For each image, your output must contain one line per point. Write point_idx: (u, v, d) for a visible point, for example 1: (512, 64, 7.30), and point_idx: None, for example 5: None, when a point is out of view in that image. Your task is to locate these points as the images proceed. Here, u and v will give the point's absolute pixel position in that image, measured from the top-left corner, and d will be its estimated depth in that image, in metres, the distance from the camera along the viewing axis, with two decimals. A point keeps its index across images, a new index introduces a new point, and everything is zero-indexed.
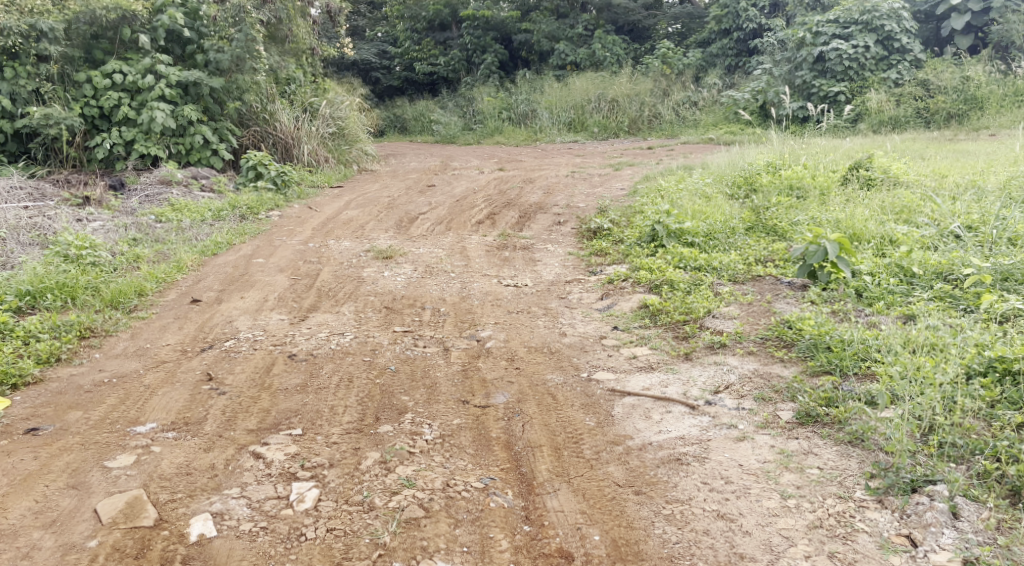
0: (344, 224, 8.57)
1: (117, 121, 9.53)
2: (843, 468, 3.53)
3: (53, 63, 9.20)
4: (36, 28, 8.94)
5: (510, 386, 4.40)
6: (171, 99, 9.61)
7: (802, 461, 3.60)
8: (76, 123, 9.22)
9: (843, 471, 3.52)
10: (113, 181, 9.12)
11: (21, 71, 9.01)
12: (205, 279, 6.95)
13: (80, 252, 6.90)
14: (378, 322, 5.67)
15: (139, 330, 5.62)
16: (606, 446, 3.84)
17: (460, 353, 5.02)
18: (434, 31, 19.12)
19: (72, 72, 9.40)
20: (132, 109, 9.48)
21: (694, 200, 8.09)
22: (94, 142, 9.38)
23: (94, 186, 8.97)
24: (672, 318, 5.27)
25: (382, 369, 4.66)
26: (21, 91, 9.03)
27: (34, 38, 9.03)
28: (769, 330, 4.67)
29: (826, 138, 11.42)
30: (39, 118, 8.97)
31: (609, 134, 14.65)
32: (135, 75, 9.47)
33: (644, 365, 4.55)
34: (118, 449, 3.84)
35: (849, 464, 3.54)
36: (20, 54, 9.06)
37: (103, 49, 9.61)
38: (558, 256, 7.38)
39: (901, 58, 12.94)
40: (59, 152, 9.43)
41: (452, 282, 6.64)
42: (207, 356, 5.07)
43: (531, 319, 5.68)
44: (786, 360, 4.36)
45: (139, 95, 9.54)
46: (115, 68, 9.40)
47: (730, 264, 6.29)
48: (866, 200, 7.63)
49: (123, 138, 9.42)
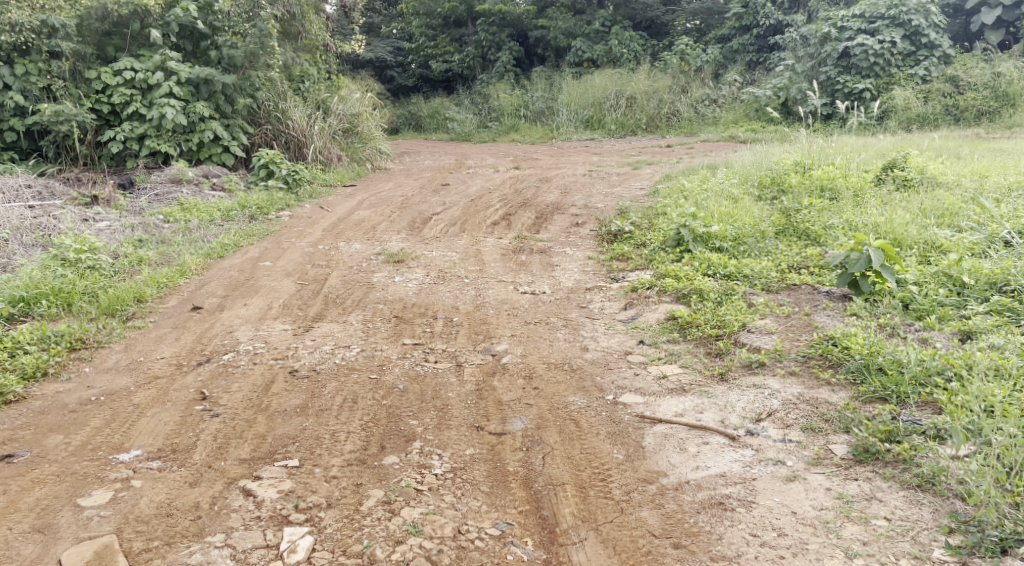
0: (355, 225, 8.22)
1: (127, 118, 9.23)
2: (914, 519, 3.15)
3: (65, 60, 8.90)
4: (48, 24, 8.66)
5: (529, 409, 4.02)
6: (182, 97, 9.27)
7: (865, 509, 3.22)
8: (87, 119, 8.94)
9: (914, 523, 3.13)
10: (122, 179, 8.80)
11: (32, 68, 8.73)
12: (209, 284, 6.62)
13: (79, 255, 6.52)
14: (386, 334, 5.30)
15: (134, 341, 5.26)
16: (637, 484, 3.47)
17: (474, 370, 4.65)
18: (449, 27, 18.77)
19: (84, 69, 9.08)
20: (144, 106, 9.18)
21: (721, 202, 7.68)
22: (104, 137, 9.10)
23: (101, 185, 8.66)
24: (703, 332, 4.87)
25: (389, 389, 4.28)
26: (33, 88, 8.75)
27: (45, 34, 8.75)
28: (813, 347, 4.27)
29: (856, 137, 10.94)
30: (50, 116, 8.68)
31: (627, 132, 14.22)
32: (146, 72, 9.15)
33: (675, 387, 4.16)
34: (95, 482, 3.50)
35: (921, 514, 3.16)
36: (32, 51, 8.79)
37: (115, 46, 9.30)
38: (577, 261, 7.01)
39: (929, 53, 12.43)
40: (70, 149, 9.15)
41: (466, 289, 6.27)
42: (204, 372, 4.71)
43: (550, 331, 5.29)
44: (833, 383, 3.96)
45: (149, 93, 9.22)
46: (125, 65, 9.09)
47: (763, 271, 5.90)
48: (904, 202, 7.19)
49: (133, 133, 9.13)
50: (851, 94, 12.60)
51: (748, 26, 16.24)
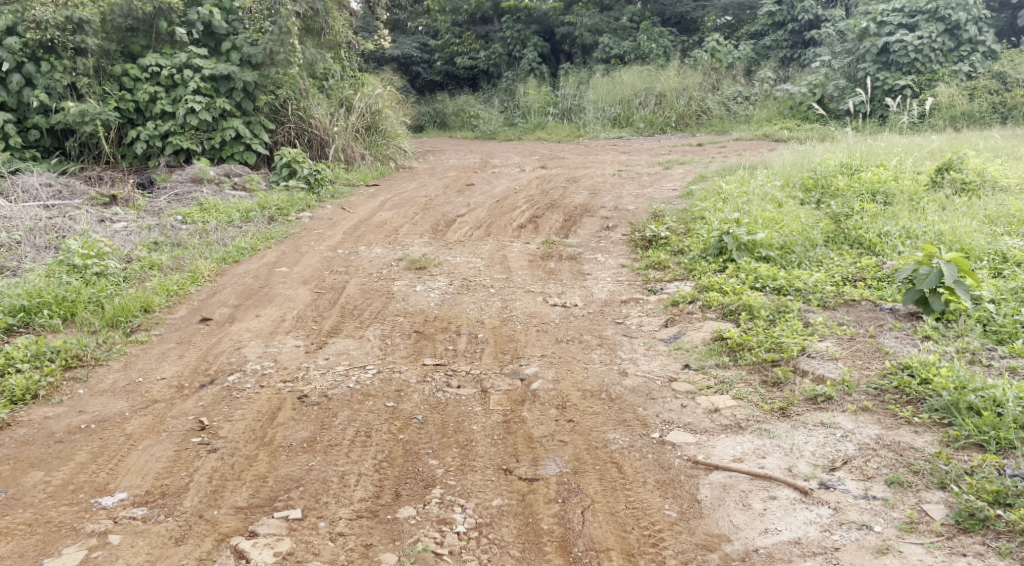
0: (376, 227, 7.80)
1: (150, 115, 8.89)
2: None
3: (90, 57, 8.57)
4: (73, 20, 8.31)
5: (564, 449, 3.57)
6: (205, 94, 8.91)
7: None
8: (112, 118, 8.58)
9: None
10: (142, 178, 8.48)
11: (56, 65, 8.39)
12: (221, 291, 6.21)
13: (86, 261, 6.14)
14: (406, 352, 4.86)
15: (134, 359, 4.84)
16: (695, 551, 3.02)
17: (502, 397, 4.20)
18: (475, 24, 18.33)
19: (108, 65, 8.74)
20: (167, 104, 8.82)
21: (764, 205, 7.14)
22: (127, 137, 8.77)
23: (120, 184, 8.32)
24: (757, 357, 4.38)
25: (406, 421, 3.84)
26: (57, 86, 8.40)
27: (70, 31, 8.39)
28: (886, 378, 3.86)
29: (904, 136, 10.34)
30: (74, 114, 8.35)
31: (656, 130, 13.70)
32: (170, 69, 8.80)
33: (730, 424, 3.72)
34: (69, 536, 3.13)
35: None
36: (57, 47, 8.44)
37: (138, 43, 8.97)
38: (610, 268, 6.52)
39: (972, 49, 11.76)
40: (93, 147, 8.81)
41: (491, 300, 5.82)
42: (206, 396, 4.27)
43: (585, 350, 4.83)
44: (915, 423, 3.52)
45: (174, 90, 8.88)
46: (150, 62, 8.75)
47: (817, 284, 5.40)
48: (965, 208, 6.66)
49: (156, 132, 8.79)
50: (889, 92, 12.00)
51: (782, 22, 15.62)
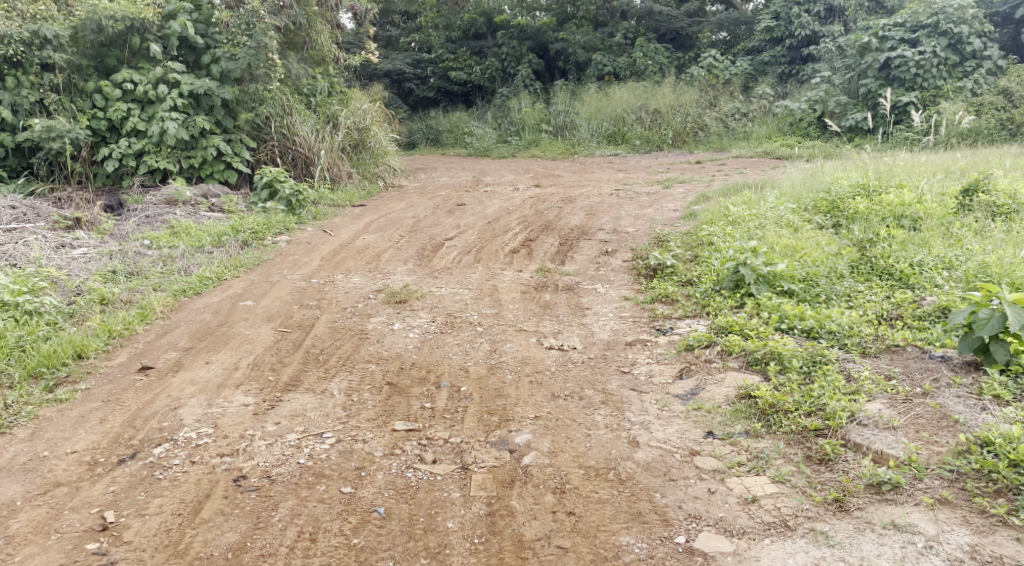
0: (359, 253, 7.02)
1: (126, 133, 8.06)
2: None
3: (59, 73, 7.80)
4: (40, 35, 7.55)
5: (564, 561, 3.03)
6: (183, 110, 8.09)
7: None
8: (83, 136, 7.79)
9: None
10: (112, 201, 7.68)
11: (24, 80, 7.63)
12: (174, 331, 5.38)
13: (17, 297, 5.27)
14: (373, 414, 4.03)
15: (45, 425, 4.05)
16: None
17: (486, 478, 3.44)
18: (469, 40, 17.58)
19: (80, 81, 7.95)
20: (144, 121, 7.99)
21: (779, 231, 6.34)
22: (100, 156, 7.93)
23: (86, 206, 7.52)
24: (796, 424, 3.56)
25: (364, 515, 3.24)
26: (24, 103, 7.64)
27: (37, 46, 7.64)
28: (962, 458, 3.22)
29: (915, 155, 9.55)
30: (41, 132, 7.56)
31: (652, 147, 12.96)
32: (147, 84, 7.95)
33: (774, 522, 3.13)
34: None
35: None
36: (23, 63, 7.69)
37: (114, 57, 8.11)
38: (612, 301, 5.73)
39: (977, 64, 11.03)
40: (64, 166, 8.00)
41: (477, 342, 5.01)
42: (121, 477, 3.53)
43: (586, 408, 3.97)
44: (1014, 525, 2.96)
45: (151, 107, 8.03)
46: (125, 77, 7.91)
47: (852, 325, 4.59)
48: (1002, 236, 5.90)
49: (130, 151, 7.95)
50: (894, 109, 11.28)
51: (780, 38, 14.85)
